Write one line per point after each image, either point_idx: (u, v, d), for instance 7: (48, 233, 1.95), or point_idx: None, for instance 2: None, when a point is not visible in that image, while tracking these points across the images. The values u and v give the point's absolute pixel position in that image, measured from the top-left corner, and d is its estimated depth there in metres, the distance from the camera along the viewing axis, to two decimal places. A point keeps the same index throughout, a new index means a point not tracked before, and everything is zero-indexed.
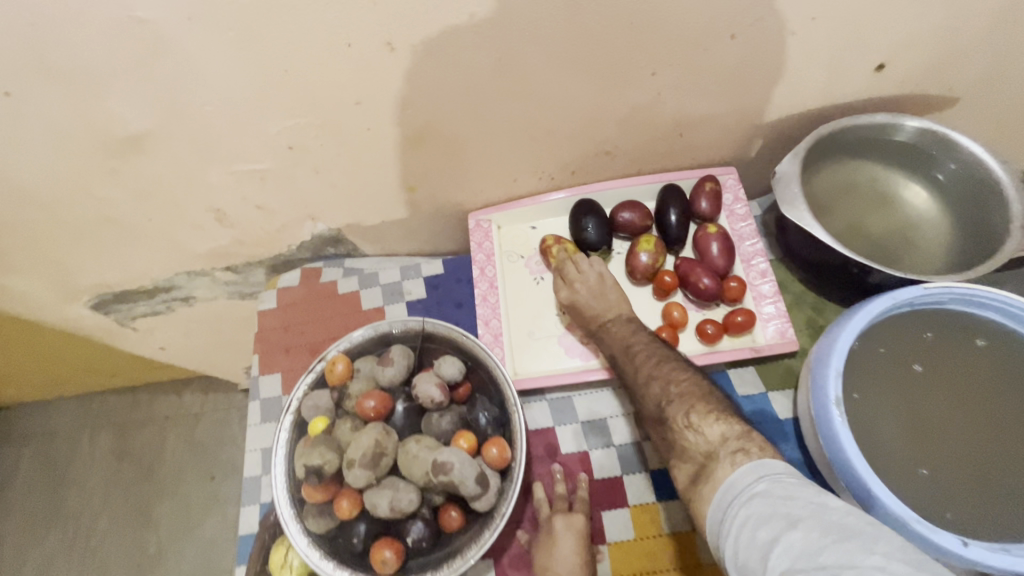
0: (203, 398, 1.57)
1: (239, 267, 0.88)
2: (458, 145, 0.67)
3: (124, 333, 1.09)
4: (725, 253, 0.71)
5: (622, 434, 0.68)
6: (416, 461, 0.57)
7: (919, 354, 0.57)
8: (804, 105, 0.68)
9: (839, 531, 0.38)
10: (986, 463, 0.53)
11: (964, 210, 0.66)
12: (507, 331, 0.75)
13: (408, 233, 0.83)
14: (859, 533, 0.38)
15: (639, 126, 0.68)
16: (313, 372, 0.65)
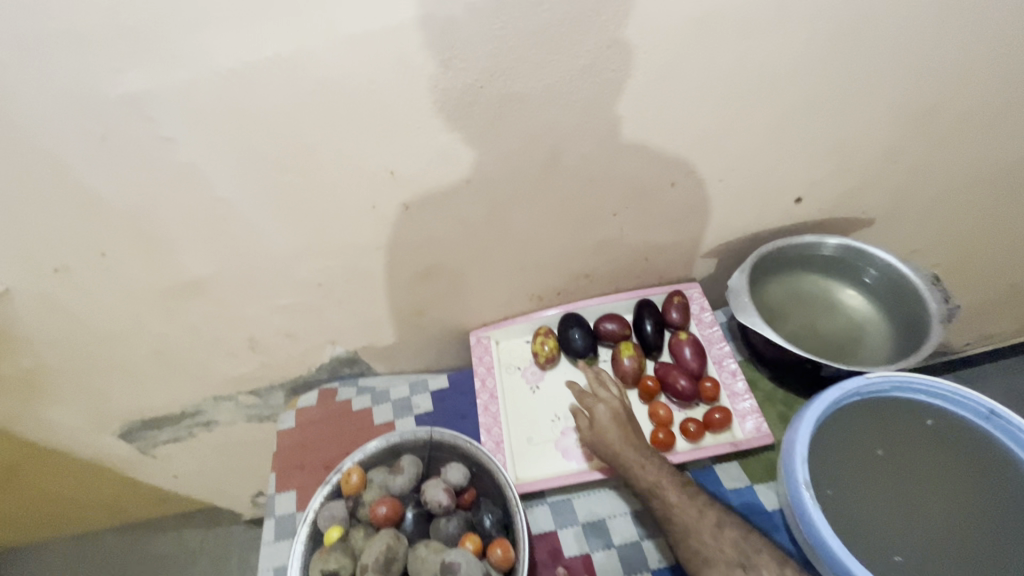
0: (204, 532, 1.54)
1: (262, 390, 0.97)
2: (460, 276, 0.80)
3: (142, 461, 1.13)
4: (697, 356, 0.80)
5: (622, 535, 0.71)
6: (426, 565, 0.60)
7: (881, 439, 0.63)
8: (744, 231, 0.82)
9: None
10: (949, 537, 0.57)
11: (893, 308, 0.77)
12: (508, 438, 0.81)
13: (417, 352, 0.94)
14: None
15: (610, 253, 0.82)
16: (329, 484, 0.71)
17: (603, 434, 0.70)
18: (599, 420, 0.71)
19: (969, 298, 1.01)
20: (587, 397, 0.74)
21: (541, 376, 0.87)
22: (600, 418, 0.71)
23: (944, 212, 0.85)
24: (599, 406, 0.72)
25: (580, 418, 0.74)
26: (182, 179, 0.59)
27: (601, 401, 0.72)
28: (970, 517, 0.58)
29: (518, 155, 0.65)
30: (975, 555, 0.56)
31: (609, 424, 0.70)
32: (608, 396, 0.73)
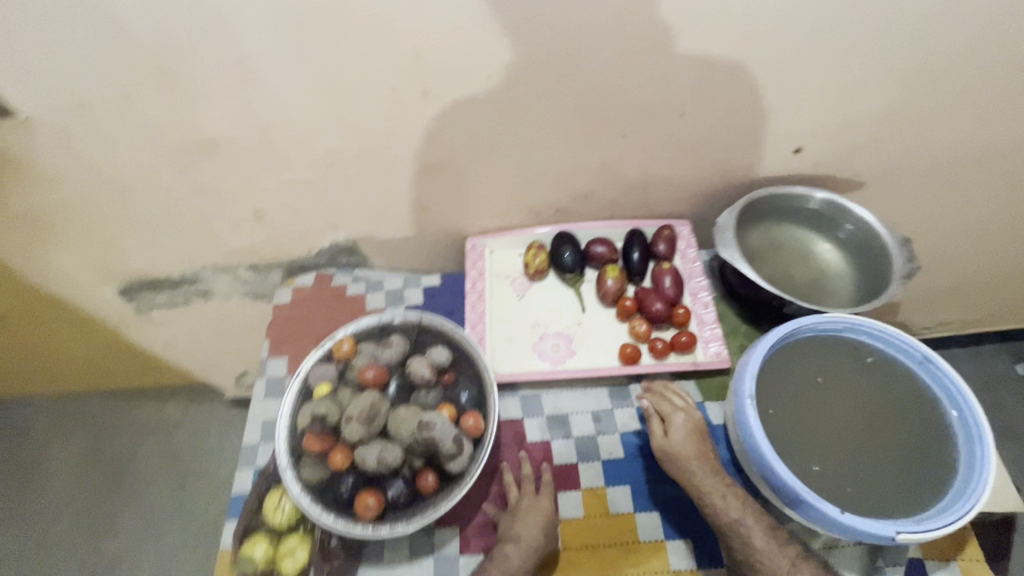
0: (185, 406, 1.59)
1: (261, 267, 1.01)
2: (466, 177, 0.83)
3: (138, 322, 1.18)
4: (676, 285, 0.86)
5: (580, 428, 0.79)
6: (405, 423, 0.67)
7: (824, 371, 0.70)
8: (741, 174, 0.86)
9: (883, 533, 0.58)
10: (866, 455, 0.65)
11: (862, 263, 0.83)
12: (490, 336, 0.87)
13: (414, 250, 0.98)
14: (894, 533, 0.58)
15: (612, 177, 0.85)
16: (322, 348, 0.77)
17: (680, 444, 0.69)
18: (678, 429, 0.70)
19: (935, 279, 1.08)
20: (664, 407, 0.73)
21: (529, 286, 0.92)
22: (681, 429, 0.70)
23: (928, 187, 0.89)
24: (676, 415, 0.72)
25: (655, 426, 0.72)
26: (211, 25, 0.60)
27: (681, 410, 0.72)
28: (888, 440, 0.66)
29: (540, 58, 0.66)
30: (886, 472, 0.64)
31: (685, 436, 0.70)
32: (686, 408, 0.73)
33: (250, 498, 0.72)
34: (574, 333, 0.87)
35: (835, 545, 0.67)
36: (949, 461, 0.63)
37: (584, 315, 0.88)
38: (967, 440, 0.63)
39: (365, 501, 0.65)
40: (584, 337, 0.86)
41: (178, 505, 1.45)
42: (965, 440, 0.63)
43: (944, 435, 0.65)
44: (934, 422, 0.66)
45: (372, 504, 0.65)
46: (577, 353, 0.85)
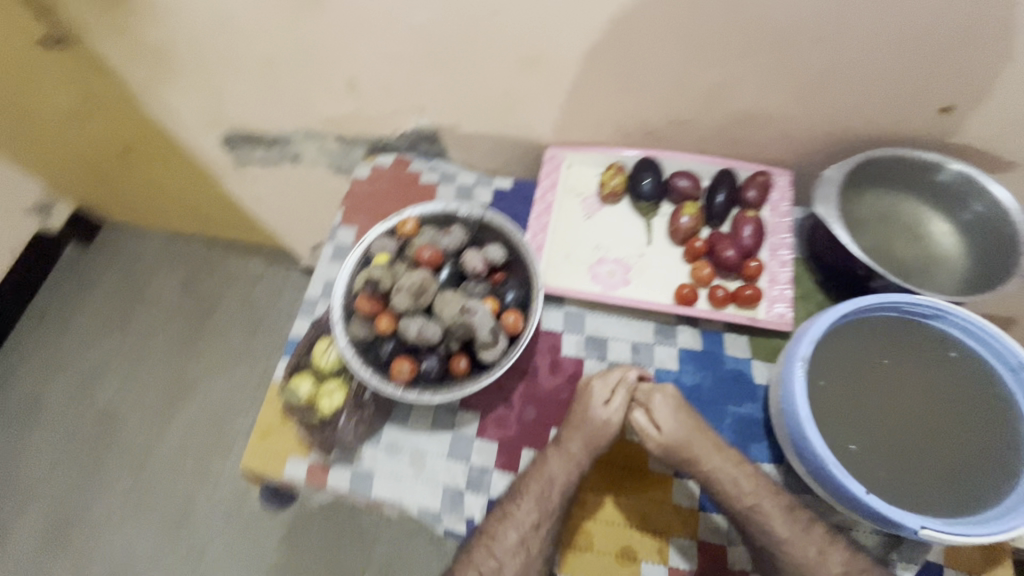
0: (266, 265, 1.74)
1: (347, 140, 1.05)
2: (558, 78, 0.79)
3: (235, 175, 1.28)
4: (755, 236, 0.80)
5: (617, 355, 0.78)
6: (449, 305, 0.70)
7: (895, 354, 0.64)
8: (866, 127, 0.76)
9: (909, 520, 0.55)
10: (914, 448, 0.60)
11: (982, 252, 0.73)
12: (549, 248, 0.86)
13: (492, 149, 0.97)
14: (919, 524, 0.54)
15: (716, 104, 0.78)
16: (387, 223, 0.80)
17: (674, 439, 0.66)
18: (663, 420, 0.67)
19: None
20: (641, 390, 0.70)
21: (599, 208, 0.89)
22: (666, 422, 0.67)
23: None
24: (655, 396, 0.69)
25: (641, 415, 0.69)
26: None
27: (656, 395, 0.69)
28: (944, 440, 0.60)
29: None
30: (929, 470, 0.59)
31: (675, 425, 0.67)
32: (660, 387, 0.70)
33: (302, 343, 0.80)
34: (634, 263, 0.84)
35: (849, 528, 0.65)
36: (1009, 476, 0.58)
37: (648, 248, 0.85)
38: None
39: (400, 366, 0.70)
40: (643, 269, 0.83)
41: (248, 347, 1.64)
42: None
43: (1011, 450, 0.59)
44: (1006, 435, 0.59)
45: (405, 370, 0.70)
46: (632, 283, 0.83)
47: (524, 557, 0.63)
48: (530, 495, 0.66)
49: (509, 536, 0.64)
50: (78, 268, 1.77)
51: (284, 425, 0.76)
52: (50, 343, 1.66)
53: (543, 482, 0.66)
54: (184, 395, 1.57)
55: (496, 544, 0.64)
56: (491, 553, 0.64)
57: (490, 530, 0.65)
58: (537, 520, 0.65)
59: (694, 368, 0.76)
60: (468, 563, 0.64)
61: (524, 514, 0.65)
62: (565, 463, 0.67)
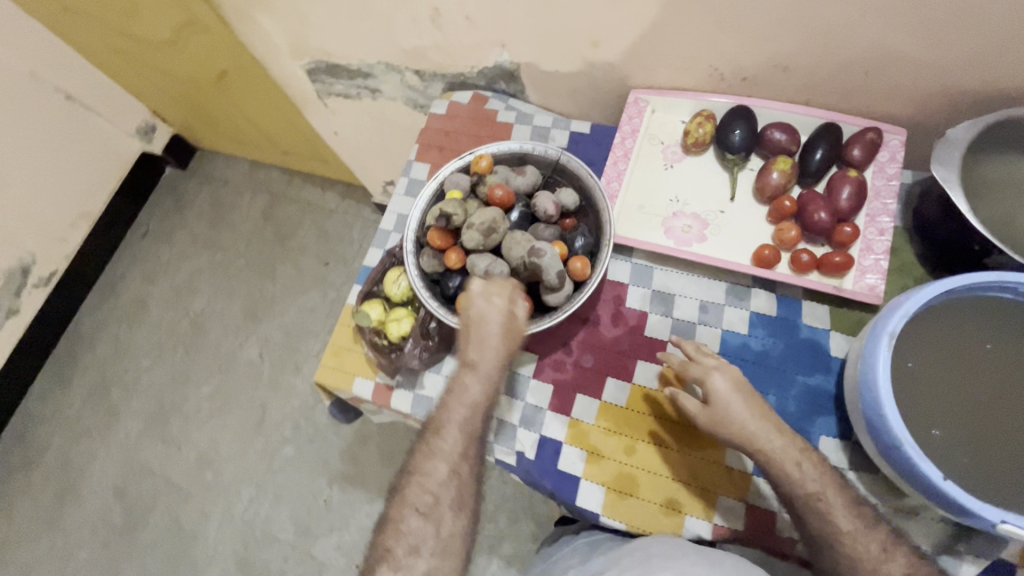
0: (340, 199, 1.82)
1: (426, 74, 1.04)
2: (653, 13, 0.74)
3: (317, 106, 1.31)
4: (854, 199, 0.73)
5: (682, 312, 0.76)
6: (517, 246, 0.70)
7: (1002, 339, 0.58)
8: (1010, 81, 0.65)
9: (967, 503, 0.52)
10: (1008, 443, 0.55)
11: None
12: (622, 198, 0.84)
13: (573, 90, 0.93)
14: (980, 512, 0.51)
15: (828, 48, 0.70)
16: (462, 160, 0.80)
17: (726, 415, 0.61)
18: (719, 397, 0.62)
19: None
20: (697, 368, 0.64)
21: (680, 159, 0.85)
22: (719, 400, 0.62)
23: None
24: (713, 378, 0.63)
25: (686, 398, 0.64)
26: None
27: (716, 374, 0.63)
28: None
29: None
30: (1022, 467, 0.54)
31: (734, 402, 0.62)
32: (721, 364, 0.64)
33: (373, 274, 0.83)
34: (712, 220, 0.80)
35: (914, 513, 0.62)
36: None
37: (729, 204, 0.80)
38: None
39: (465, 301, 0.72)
40: (722, 226, 0.79)
41: (320, 275, 1.74)
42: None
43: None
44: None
45: None
46: (708, 240, 0.79)
47: (456, 485, 0.70)
48: (453, 427, 0.70)
49: (438, 469, 0.70)
50: (177, 188, 1.92)
51: (355, 348, 0.81)
52: (153, 254, 1.85)
53: (463, 410, 0.70)
54: (263, 313, 1.71)
55: (427, 480, 0.70)
56: (425, 489, 0.69)
57: (418, 467, 0.71)
58: (463, 448, 0.70)
59: (765, 333, 0.73)
60: (406, 500, 0.69)
61: (449, 446, 0.70)
62: (482, 384, 0.70)
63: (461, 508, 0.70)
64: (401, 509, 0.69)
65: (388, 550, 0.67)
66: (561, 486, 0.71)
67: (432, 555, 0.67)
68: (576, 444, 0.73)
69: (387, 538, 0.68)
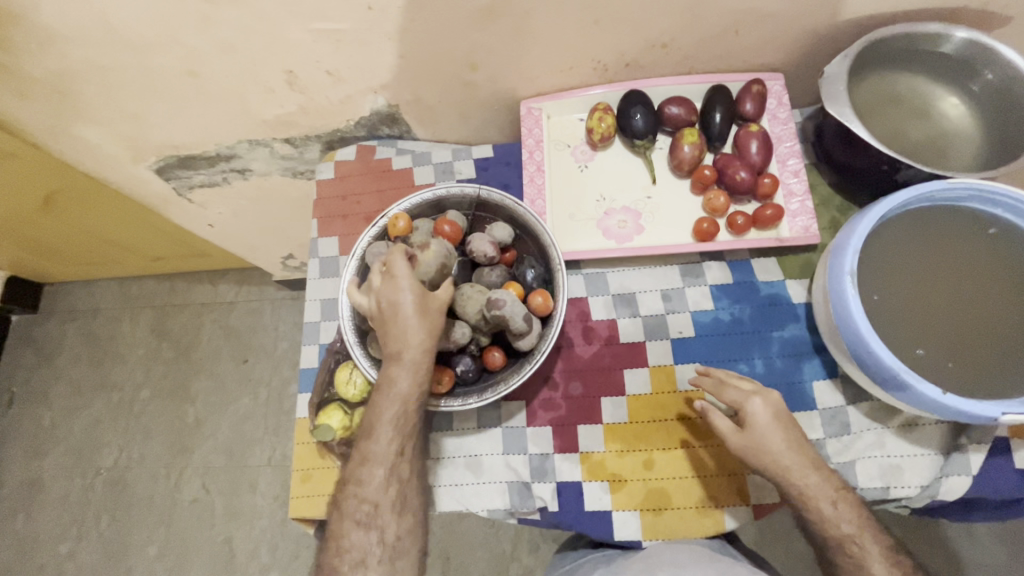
0: (238, 287, 1.63)
1: (299, 140, 0.94)
2: (526, 24, 0.71)
3: (180, 204, 1.15)
4: (762, 151, 0.75)
5: (648, 307, 0.75)
6: (471, 301, 0.65)
7: (932, 246, 0.62)
8: (860, 10, 0.70)
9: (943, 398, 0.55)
10: (974, 339, 0.59)
11: (997, 118, 0.70)
12: (551, 212, 0.81)
13: (462, 116, 0.88)
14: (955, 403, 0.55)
15: (697, 19, 0.71)
16: (376, 227, 0.73)
17: (760, 440, 0.61)
18: (755, 424, 0.61)
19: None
20: (733, 393, 0.63)
21: (592, 157, 0.83)
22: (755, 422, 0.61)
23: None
24: (753, 404, 0.62)
25: (719, 417, 0.64)
26: None
27: (755, 399, 0.62)
28: (1002, 321, 0.60)
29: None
30: (993, 356, 0.58)
31: (766, 428, 0.61)
32: (759, 389, 0.63)
33: (318, 382, 0.73)
34: (643, 208, 0.79)
35: (916, 424, 0.65)
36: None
37: (653, 188, 0.80)
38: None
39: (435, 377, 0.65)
40: (654, 212, 0.79)
41: (244, 377, 1.55)
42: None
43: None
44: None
45: None
46: (647, 230, 0.78)
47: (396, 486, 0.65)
48: (384, 426, 0.64)
49: (375, 474, 0.64)
50: (35, 337, 1.63)
51: (325, 466, 0.71)
52: (31, 422, 1.55)
53: (395, 405, 0.63)
54: (191, 440, 1.50)
55: (362, 489, 0.64)
56: (361, 498, 0.64)
57: (356, 476, 0.65)
58: (398, 447, 0.65)
59: (730, 302, 0.73)
60: (343, 513, 0.64)
61: (382, 449, 0.64)
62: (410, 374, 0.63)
63: (402, 508, 0.65)
64: (341, 523, 0.64)
65: (334, 567, 0.63)
66: (594, 526, 0.68)
67: (379, 565, 0.63)
68: (594, 477, 0.69)
69: (331, 553, 0.64)
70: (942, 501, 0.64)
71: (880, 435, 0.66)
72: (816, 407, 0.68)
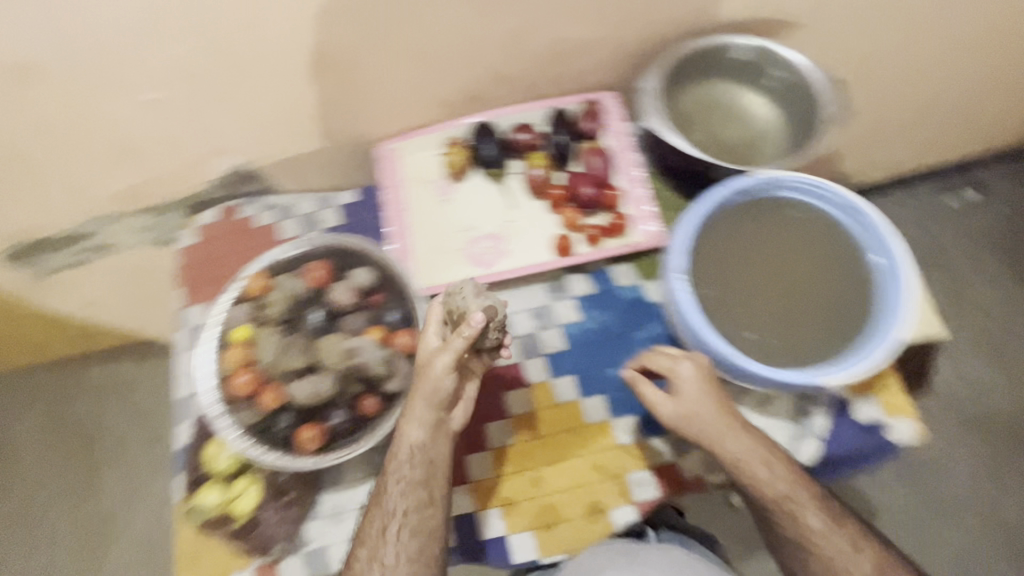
0: (140, 362, 1.47)
1: (156, 208, 0.90)
2: (353, 71, 0.73)
3: (43, 291, 1.08)
4: (604, 166, 0.80)
5: (521, 328, 0.77)
6: (332, 352, 0.64)
7: (752, 235, 0.68)
8: (661, 28, 0.77)
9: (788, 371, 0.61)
10: (796, 315, 0.65)
11: (793, 110, 0.79)
12: (418, 248, 0.83)
13: (322, 166, 0.89)
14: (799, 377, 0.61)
15: (519, 50, 0.76)
16: (231, 291, 0.71)
17: (691, 407, 0.60)
18: (686, 390, 0.61)
19: (869, 112, 1.06)
20: (665, 360, 0.62)
21: (453, 189, 0.85)
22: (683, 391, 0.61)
23: (859, 14, 0.83)
24: (683, 370, 0.61)
25: (651, 388, 0.62)
26: None
27: (685, 361, 0.61)
28: (817, 295, 0.66)
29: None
30: (813, 328, 0.65)
31: (695, 394, 0.60)
32: (689, 353, 0.63)
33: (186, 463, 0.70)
34: (505, 232, 0.82)
35: (769, 399, 0.70)
36: (871, 292, 0.65)
37: (513, 212, 0.83)
38: (885, 273, 0.64)
39: (305, 435, 0.64)
40: (516, 235, 0.82)
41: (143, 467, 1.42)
42: (887, 280, 0.64)
43: (866, 275, 0.66)
44: (857, 261, 0.66)
45: (312, 437, 0.64)
46: (511, 252, 0.81)
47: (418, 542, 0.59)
48: (399, 477, 0.60)
49: (393, 532, 0.59)
50: None
51: (209, 546, 0.67)
52: None
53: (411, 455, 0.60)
54: (103, 542, 1.35)
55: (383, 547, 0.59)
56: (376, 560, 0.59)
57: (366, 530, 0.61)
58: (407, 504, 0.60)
59: (595, 311, 0.77)
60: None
61: (396, 501, 0.60)
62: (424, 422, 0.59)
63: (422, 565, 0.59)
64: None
65: None
66: (491, 554, 0.68)
67: None
68: (486, 505, 0.69)
69: None
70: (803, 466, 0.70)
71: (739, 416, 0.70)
72: None
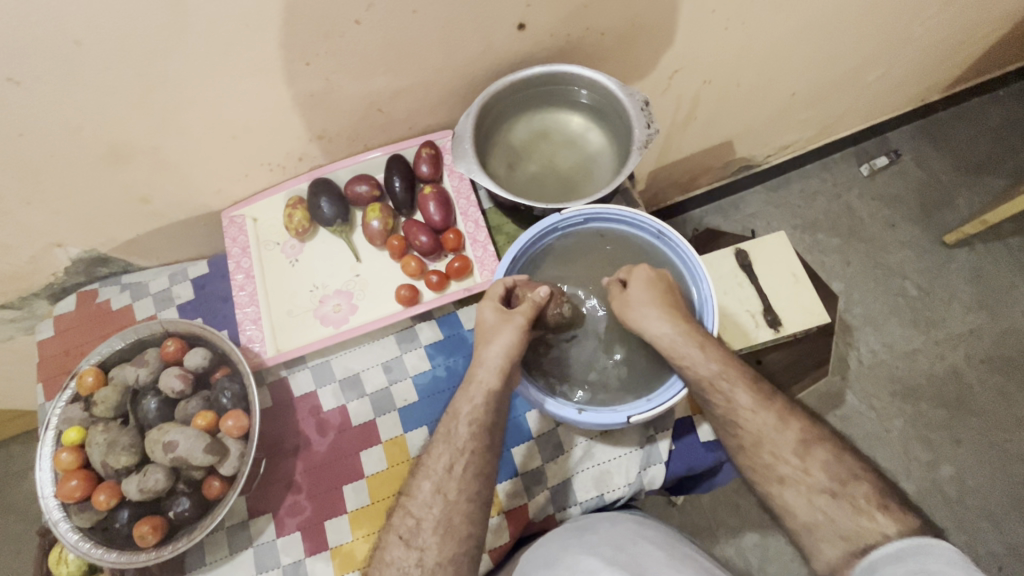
0: (34, 445, 1.28)
1: (14, 302, 0.88)
2: (160, 155, 0.71)
3: None
4: (440, 210, 0.80)
5: (372, 384, 0.78)
6: (158, 446, 0.64)
7: (572, 266, 0.71)
8: (475, 67, 0.74)
9: (626, 390, 0.66)
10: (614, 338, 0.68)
11: (617, 127, 0.78)
12: (268, 314, 0.81)
13: (172, 240, 0.88)
14: (633, 404, 0.64)
15: (332, 109, 0.73)
16: (67, 390, 0.71)
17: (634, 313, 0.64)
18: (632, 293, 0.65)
19: (732, 96, 1.05)
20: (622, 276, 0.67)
21: (300, 249, 0.84)
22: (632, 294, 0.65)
23: (691, 21, 0.79)
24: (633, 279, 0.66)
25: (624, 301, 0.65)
26: None
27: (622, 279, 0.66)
28: None
29: (129, 19, 0.53)
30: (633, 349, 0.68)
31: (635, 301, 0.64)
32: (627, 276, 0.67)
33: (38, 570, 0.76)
34: (354, 287, 0.82)
35: (614, 428, 0.72)
36: (687, 308, 0.68)
37: (360, 265, 0.83)
38: (695, 285, 0.68)
39: (140, 531, 0.63)
40: (364, 289, 0.82)
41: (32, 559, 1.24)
42: (697, 299, 0.68)
43: (679, 292, 0.69)
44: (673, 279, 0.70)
45: (147, 532, 0.63)
46: (359, 308, 0.81)
47: (442, 504, 0.59)
48: (438, 440, 0.62)
49: (422, 488, 0.60)
50: None
51: None
52: None
53: (450, 420, 0.62)
54: None
55: (411, 501, 0.60)
56: (409, 511, 0.60)
57: (406, 488, 0.61)
58: (449, 462, 0.60)
59: (444, 357, 0.79)
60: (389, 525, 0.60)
61: (434, 461, 0.61)
62: (472, 395, 0.62)
63: (448, 532, 0.58)
64: (385, 537, 0.60)
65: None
66: None
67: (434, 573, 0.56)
68: (347, 570, 0.70)
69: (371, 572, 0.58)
70: (651, 488, 0.72)
71: (588, 447, 0.72)
72: (532, 436, 0.73)
